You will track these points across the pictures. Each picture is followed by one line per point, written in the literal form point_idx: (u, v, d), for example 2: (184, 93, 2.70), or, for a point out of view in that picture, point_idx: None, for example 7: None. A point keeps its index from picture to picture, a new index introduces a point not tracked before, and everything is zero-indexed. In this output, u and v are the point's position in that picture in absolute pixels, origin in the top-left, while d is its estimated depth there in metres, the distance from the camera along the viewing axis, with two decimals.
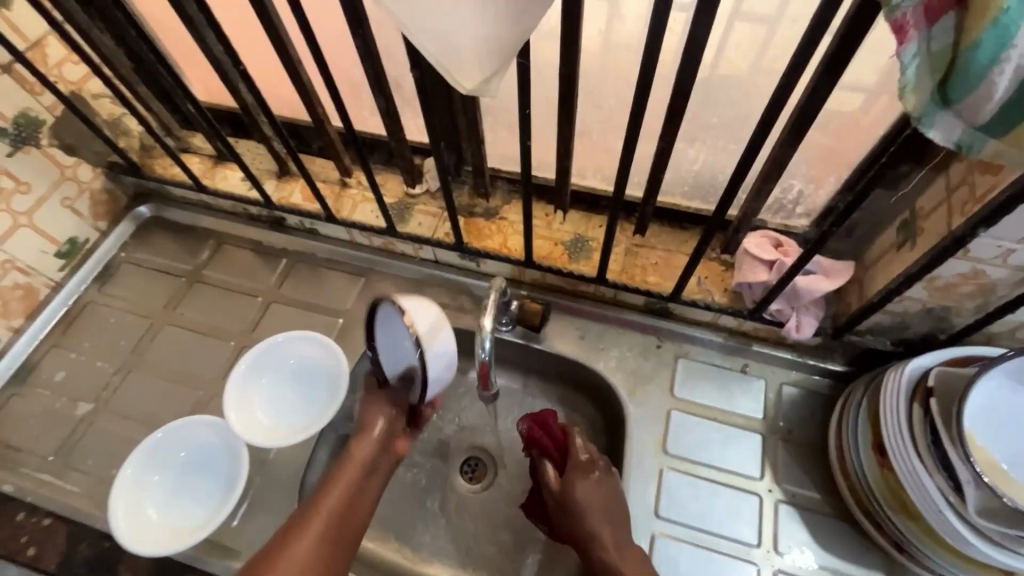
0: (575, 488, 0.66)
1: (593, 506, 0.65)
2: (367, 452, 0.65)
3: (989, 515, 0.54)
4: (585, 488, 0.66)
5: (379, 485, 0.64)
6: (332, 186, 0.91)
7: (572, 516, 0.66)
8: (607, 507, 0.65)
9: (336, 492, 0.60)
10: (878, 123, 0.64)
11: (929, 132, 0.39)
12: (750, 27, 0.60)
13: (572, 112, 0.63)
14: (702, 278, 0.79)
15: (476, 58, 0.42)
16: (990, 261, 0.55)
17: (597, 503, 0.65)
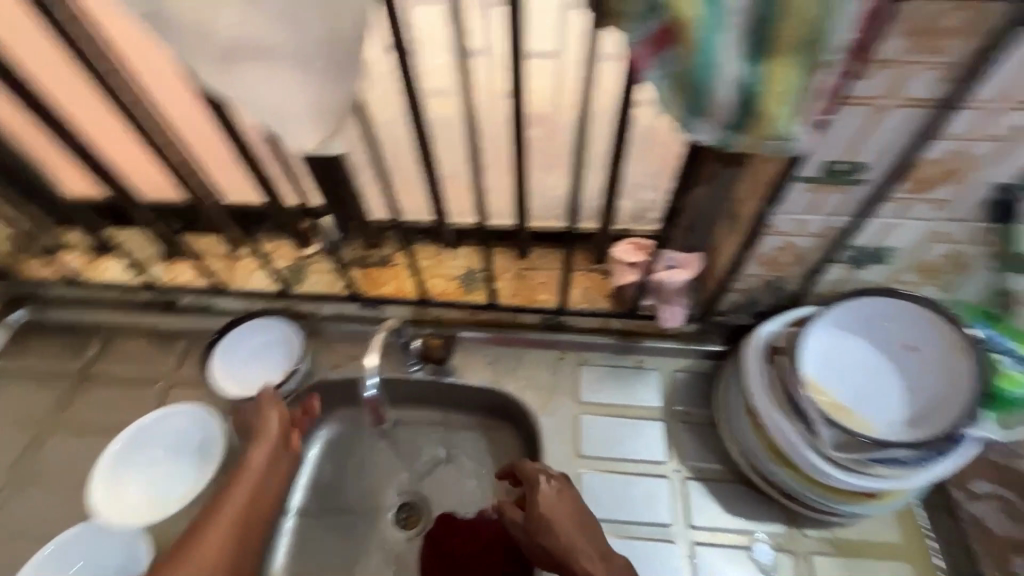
0: (537, 518, 0.68)
1: (556, 524, 0.67)
2: (262, 457, 0.74)
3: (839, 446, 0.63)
4: (544, 507, 0.68)
5: (280, 479, 0.76)
6: (224, 260, 0.93)
7: (540, 539, 0.67)
8: (573, 521, 0.67)
9: (240, 494, 0.72)
10: None
11: (693, 135, 0.48)
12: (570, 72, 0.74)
13: (430, 158, 0.70)
14: (584, 289, 0.87)
15: (310, 120, 0.47)
16: (794, 233, 0.66)
17: (557, 517, 0.67)
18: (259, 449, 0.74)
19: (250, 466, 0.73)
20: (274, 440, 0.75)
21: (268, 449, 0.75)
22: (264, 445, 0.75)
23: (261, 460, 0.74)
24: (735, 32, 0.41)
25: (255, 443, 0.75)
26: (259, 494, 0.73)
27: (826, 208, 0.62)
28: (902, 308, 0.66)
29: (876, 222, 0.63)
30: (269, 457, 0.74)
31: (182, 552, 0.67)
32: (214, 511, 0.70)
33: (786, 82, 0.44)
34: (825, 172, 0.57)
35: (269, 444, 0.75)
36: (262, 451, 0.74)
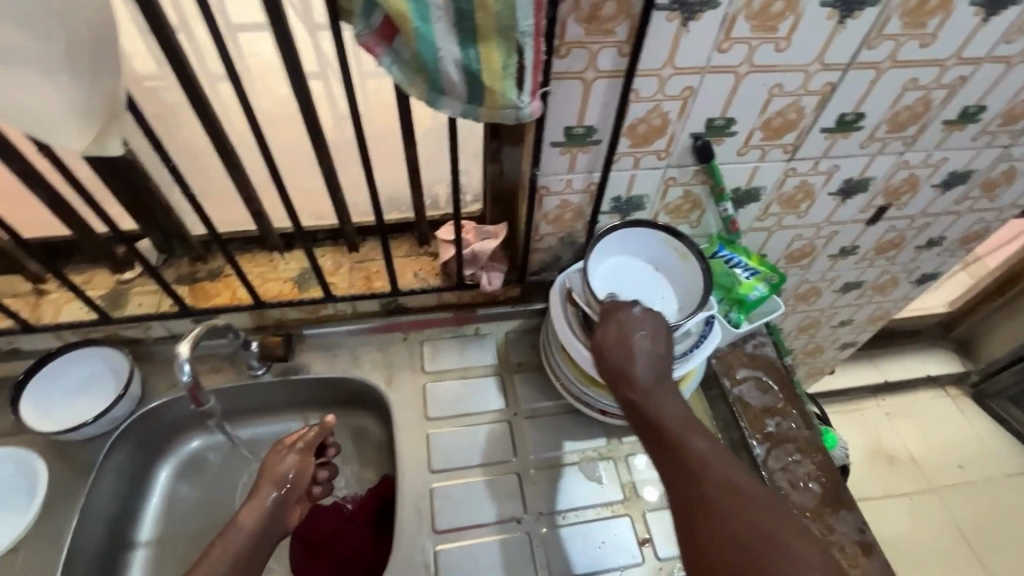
0: (616, 343, 0.70)
1: (630, 362, 0.69)
2: (255, 519, 0.67)
3: None
4: (636, 331, 0.70)
5: (275, 490, 0.71)
6: (25, 297, 0.86)
7: (624, 369, 0.69)
8: (662, 333, 0.71)
9: (264, 500, 0.70)
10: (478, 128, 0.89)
11: (442, 111, 0.59)
12: None
13: (235, 162, 0.74)
14: (418, 271, 0.95)
15: (71, 120, 0.49)
16: (565, 191, 0.80)
17: (649, 335, 0.71)
18: (267, 494, 0.70)
19: (248, 524, 0.67)
20: (269, 498, 0.70)
21: (267, 506, 0.69)
22: (256, 505, 0.69)
23: (255, 522, 0.67)
24: (443, 23, 0.52)
25: (247, 505, 0.69)
26: (264, 537, 0.68)
27: (580, 166, 0.77)
28: (635, 233, 0.82)
29: (620, 173, 0.79)
30: (269, 509, 0.69)
31: (220, 540, 0.65)
32: (228, 525, 0.66)
33: (498, 61, 0.55)
34: (566, 135, 0.72)
35: (259, 506, 0.69)
36: (255, 514, 0.68)
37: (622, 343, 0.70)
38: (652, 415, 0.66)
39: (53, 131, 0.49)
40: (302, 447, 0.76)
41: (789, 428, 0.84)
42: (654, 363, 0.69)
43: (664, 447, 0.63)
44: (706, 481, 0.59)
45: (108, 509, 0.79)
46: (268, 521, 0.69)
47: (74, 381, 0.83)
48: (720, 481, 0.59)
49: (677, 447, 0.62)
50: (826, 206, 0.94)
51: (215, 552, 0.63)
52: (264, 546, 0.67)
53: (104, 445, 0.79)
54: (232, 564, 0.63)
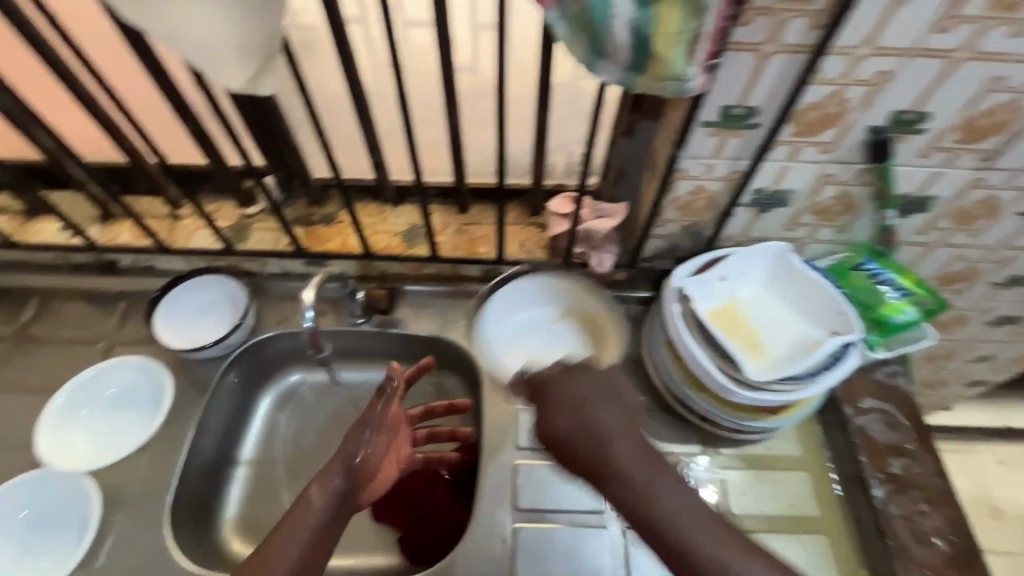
0: (581, 392, 0.63)
1: (614, 408, 0.62)
2: (326, 498, 0.66)
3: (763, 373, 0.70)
4: (570, 382, 0.64)
5: (343, 471, 0.67)
6: (163, 221, 0.92)
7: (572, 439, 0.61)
8: (608, 393, 0.63)
9: (334, 480, 0.67)
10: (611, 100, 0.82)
11: (598, 75, 0.54)
12: None
13: (366, 109, 0.73)
14: (524, 242, 0.91)
15: (235, 54, 0.49)
16: (703, 177, 0.73)
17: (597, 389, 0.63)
18: (335, 472, 0.67)
19: (319, 503, 0.65)
20: (337, 480, 0.67)
21: (336, 488, 0.66)
22: (325, 483, 0.66)
23: (324, 506, 0.65)
24: None
25: (316, 483, 0.66)
26: (337, 518, 0.66)
27: (728, 152, 0.69)
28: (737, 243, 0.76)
29: (771, 164, 0.70)
30: (340, 489, 0.67)
31: (287, 522, 0.64)
32: (294, 508, 0.65)
33: (674, 25, 0.49)
34: (722, 116, 0.64)
35: (327, 488, 0.66)
36: (323, 496, 0.66)
37: (564, 398, 0.63)
38: (601, 470, 0.59)
39: (217, 67, 0.49)
40: (371, 423, 0.71)
41: (918, 474, 0.75)
42: (628, 432, 0.61)
43: (617, 493, 0.59)
44: (683, 543, 0.56)
45: (220, 426, 0.84)
46: (339, 501, 0.66)
47: (201, 304, 0.88)
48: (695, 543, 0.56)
49: (611, 481, 0.59)
50: (1008, 226, 0.79)
51: (285, 534, 0.63)
52: (337, 524, 0.66)
53: (220, 368, 0.84)
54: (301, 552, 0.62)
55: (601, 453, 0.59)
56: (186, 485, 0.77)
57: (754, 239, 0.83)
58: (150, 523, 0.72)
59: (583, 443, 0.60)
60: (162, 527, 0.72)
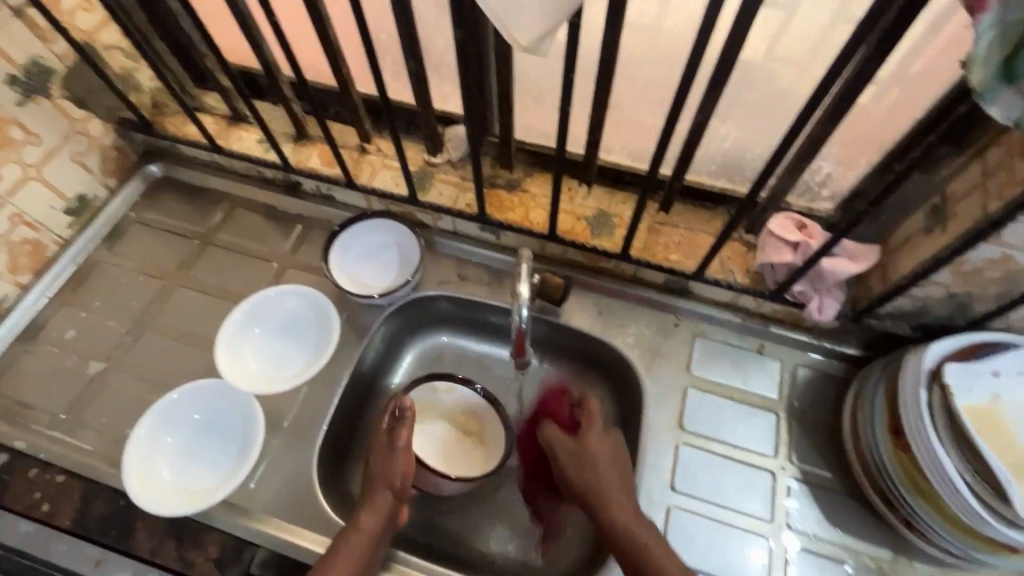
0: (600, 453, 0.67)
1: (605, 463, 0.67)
2: (378, 524, 0.64)
3: None
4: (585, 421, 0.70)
5: (388, 495, 0.66)
6: (351, 152, 0.88)
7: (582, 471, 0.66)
8: (610, 446, 0.68)
9: (380, 502, 0.66)
10: (897, 124, 0.64)
11: (988, 108, 0.39)
12: (779, 16, 0.61)
13: (610, 83, 0.62)
14: (725, 258, 0.79)
15: (539, 11, 0.41)
16: (1019, 247, 0.56)
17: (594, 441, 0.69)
18: (383, 497, 0.66)
19: (367, 529, 0.64)
20: (387, 502, 0.66)
21: (386, 510, 0.65)
22: (375, 509, 0.65)
23: (373, 529, 0.64)
24: None
25: (367, 511, 0.65)
26: (379, 548, 0.64)
27: None
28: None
29: None
30: (389, 513, 0.65)
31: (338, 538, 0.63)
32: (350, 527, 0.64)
33: None
34: None
35: (379, 511, 0.65)
36: (373, 517, 0.65)
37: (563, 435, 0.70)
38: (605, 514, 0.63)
39: (511, 22, 0.42)
40: (407, 449, 0.68)
41: None
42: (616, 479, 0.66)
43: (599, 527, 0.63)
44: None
45: (371, 374, 0.84)
46: (387, 526, 0.65)
47: (372, 247, 0.86)
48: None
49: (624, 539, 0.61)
50: None
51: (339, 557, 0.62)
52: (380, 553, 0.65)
53: (381, 317, 0.83)
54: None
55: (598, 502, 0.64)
56: (334, 427, 0.77)
57: None
58: (299, 460, 0.73)
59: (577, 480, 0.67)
60: (311, 466, 0.73)
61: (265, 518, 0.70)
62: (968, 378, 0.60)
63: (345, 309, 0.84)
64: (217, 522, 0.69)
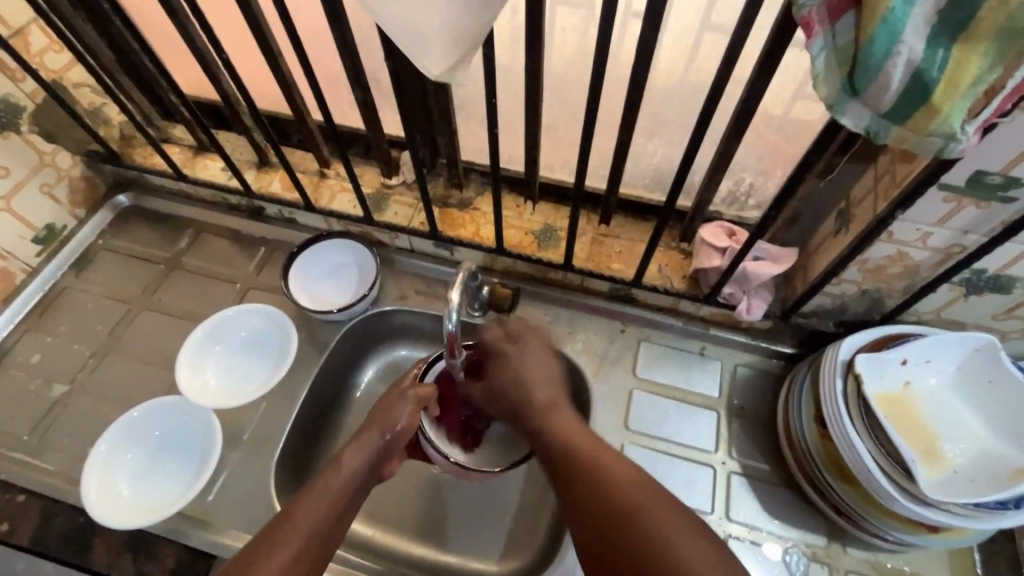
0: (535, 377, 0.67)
1: (557, 415, 0.64)
2: (360, 462, 0.62)
3: (949, 489, 0.61)
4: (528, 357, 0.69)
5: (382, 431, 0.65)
6: (310, 177, 0.93)
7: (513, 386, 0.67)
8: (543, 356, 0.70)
9: (370, 439, 0.64)
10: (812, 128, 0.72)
11: (841, 119, 0.45)
12: None
13: (538, 106, 0.68)
14: (663, 266, 0.84)
15: (445, 45, 0.46)
16: (912, 243, 0.62)
17: (538, 378, 0.67)
18: (374, 437, 0.65)
19: (352, 467, 0.62)
20: (379, 439, 0.65)
21: (373, 448, 0.64)
22: (362, 447, 0.63)
23: (358, 465, 0.62)
24: (927, 6, 0.37)
25: (353, 446, 0.64)
26: (360, 489, 0.62)
27: (957, 222, 0.57)
28: (926, 345, 0.65)
29: (1012, 247, 0.57)
30: (374, 453, 0.64)
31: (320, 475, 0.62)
32: (334, 465, 0.62)
33: (969, 71, 0.39)
34: (969, 181, 0.53)
35: (366, 447, 0.64)
36: (358, 455, 0.63)
37: (510, 380, 0.67)
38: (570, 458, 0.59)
39: (423, 55, 0.47)
40: (421, 398, 0.68)
41: None
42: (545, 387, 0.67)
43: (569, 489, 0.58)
44: (666, 545, 0.49)
45: (330, 387, 0.86)
46: (370, 467, 0.63)
47: (331, 266, 0.90)
48: (683, 552, 0.49)
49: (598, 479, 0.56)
50: None
51: (317, 487, 0.60)
52: (359, 497, 0.62)
53: (340, 332, 0.86)
54: (333, 511, 0.59)
55: (565, 454, 0.60)
56: (293, 440, 0.80)
57: (947, 321, 0.70)
58: (258, 472, 0.76)
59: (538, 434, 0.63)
60: (269, 479, 0.75)
61: (222, 529, 0.72)
62: (874, 369, 0.65)
63: (306, 326, 0.87)
64: (175, 535, 0.71)
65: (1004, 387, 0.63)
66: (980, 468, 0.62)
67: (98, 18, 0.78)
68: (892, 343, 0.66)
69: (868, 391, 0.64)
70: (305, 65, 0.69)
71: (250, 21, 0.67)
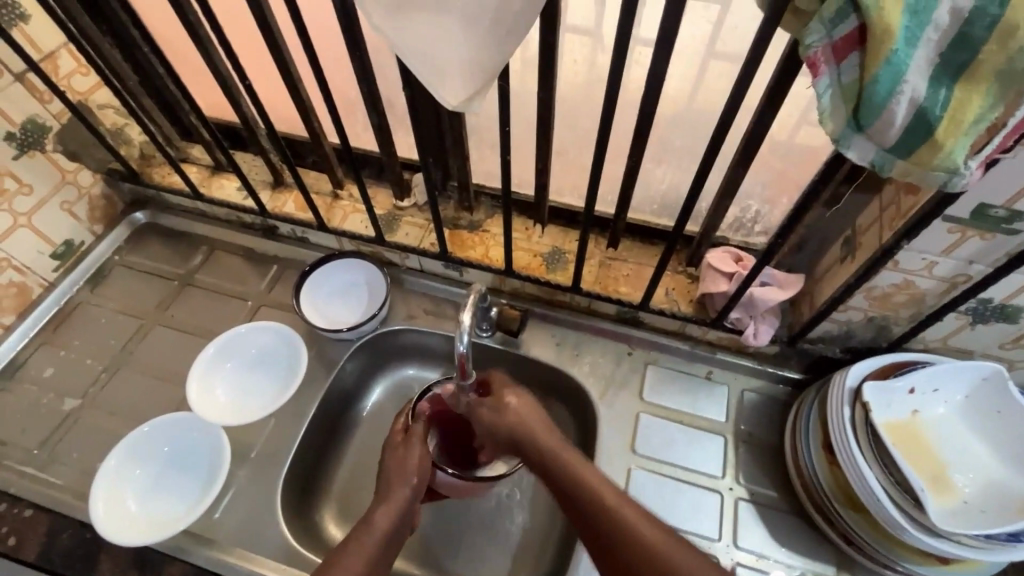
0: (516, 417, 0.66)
1: (605, 483, 0.60)
2: (391, 519, 0.64)
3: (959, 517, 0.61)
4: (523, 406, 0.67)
5: (407, 486, 0.66)
6: (324, 197, 0.95)
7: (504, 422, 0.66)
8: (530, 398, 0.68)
9: (398, 499, 0.65)
10: None
11: (847, 152, 0.46)
12: None
13: (549, 133, 0.70)
14: (670, 290, 0.85)
15: (462, 77, 0.48)
16: (918, 272, 0.62)
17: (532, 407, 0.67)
18: (400, 494, 0.66)
19: (383, 524, 0.64)
20: (404, 497, 0.66)
21: (400, 506, 0.65)
22: (391, 506, 0.65)
23: (388, 524, 0.64)
24: (928, 48, 0.39)
25: (381, 506, 0.65)
26: (393, 541, 0.64)
27: (962, 252, 0.58)
28: (936, 372, 0.65)
29: (1017, 278, 0.58)
30: (404, 509, 0.65)
31: (353, 536, 0.63)
32: (365, 524, 0.63)
33: (970, 110, 0.41)
34: (973, 213, 0.54)
35: (393, 506, 0.65)
36: (387, 516, 0.64)
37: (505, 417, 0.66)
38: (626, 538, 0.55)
39: (441, 86, 0.49)
40: (425, 442, 0.69)
41: None
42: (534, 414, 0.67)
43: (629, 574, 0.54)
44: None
45: (338, 405, 0.87)
46: (402, 522, 0.65)
47: (342, 286, 0.92)
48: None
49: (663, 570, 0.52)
50: None
51: (348, 550, 0.61)
52: (392, 549, 0.64)
53: (349, 351, 0.87)
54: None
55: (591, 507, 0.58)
56: (300, 458, 0.80)
57: (954, 349, 0.70)
58: (265, 490, 0.76)
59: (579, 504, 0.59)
60: (275, 497, 0.75)
61: (227, 546, 0.72)
62: (881, 396, 0.65)
63: (315, 344, 0.88)
64: (181, 553, 0.71)
65: (1017, 417, 0.63)
66: (989, 498, 0.62)
67: (126, 43, 0.81)
68: (901, 368, 0.67)
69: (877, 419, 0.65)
70: (325, 91, 0.71)
71: (272, 48, 0.70)
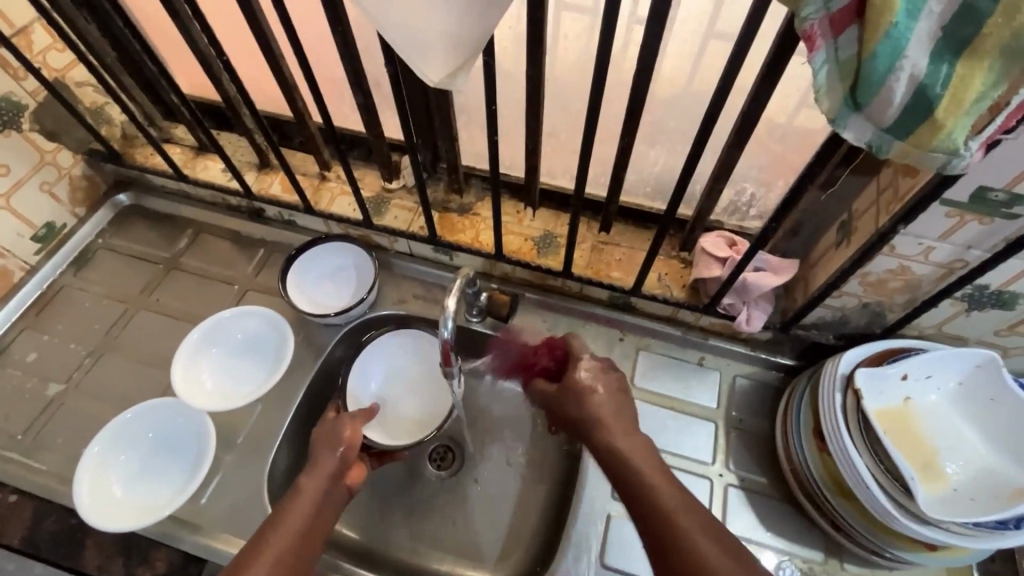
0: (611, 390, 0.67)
1: (688, 512, 0.54)
2: (319, 483, 0.64)
3: (953, 507, 0.60)
4: (597, 391, 0.66)
5: (337, 450, 0.67)
6: (311, 179, 0.93)
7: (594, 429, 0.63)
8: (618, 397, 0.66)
9: (325, 465, 0.66)
10: None
11: (844, 132, 0.44)
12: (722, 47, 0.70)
13: (538, 112, 0.68)
14: (663, 275, 0.84)
15: (442, 53, 0.46)
16: (914, 258, 0.61)
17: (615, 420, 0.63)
18: (327, 459, 0.66)
19: (310, 489, 0.63)
20: (331, 462, 0.66)
21: (329, 469, 0.65)
22: (318, 471, 0.65)
23: (316, 488, 0.63)
24: (930, 22, 0.37)
25: (309, 472, 0.65)
26: (327, 504, 0.63)
27: (959, 237, 0.57)
28: (931, 362, 0.64)
29: (1015, 264, 0.56)
30: (333, 474, 0.65)
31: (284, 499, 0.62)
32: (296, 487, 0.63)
33: (972, 88, 0.39)
34: (973, 197, 0.52)
35: (321, 472, 0.65)
36: (316, 479, 0.64)
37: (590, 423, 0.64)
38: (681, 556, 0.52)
39: (422, 62, 0.47)
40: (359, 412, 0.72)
41: None
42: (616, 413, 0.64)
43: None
44: None
45: (324, 392, 0.86)
46: (331, 488, 0.65)
47: (335, 267, 0.90)
48: None
49: None
50: None
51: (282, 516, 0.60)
52: (328, 513, 0.63)
53: (336, 336, 0.85)
54: (294, 535, 0.59)
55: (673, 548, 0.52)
56: (288, 442, 0.80)
57: (948, 335, 0.69)
58: (250, 477, 0.75)
59: (640, 506, 0.57)
60: (262, 483, 0.75)
61: (214, 532, 0.71)
62: (873, 386, 0.64)
63: (302, 329, 0.87)
64: (168, 539, 0.71)
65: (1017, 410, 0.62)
66: (978, 486, 0.62)
67: (101, 17, 0.77)
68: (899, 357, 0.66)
69: (868, 406, 0.64)
70: (304, 68, 0.68)
71: (251, 22, 0.67)
